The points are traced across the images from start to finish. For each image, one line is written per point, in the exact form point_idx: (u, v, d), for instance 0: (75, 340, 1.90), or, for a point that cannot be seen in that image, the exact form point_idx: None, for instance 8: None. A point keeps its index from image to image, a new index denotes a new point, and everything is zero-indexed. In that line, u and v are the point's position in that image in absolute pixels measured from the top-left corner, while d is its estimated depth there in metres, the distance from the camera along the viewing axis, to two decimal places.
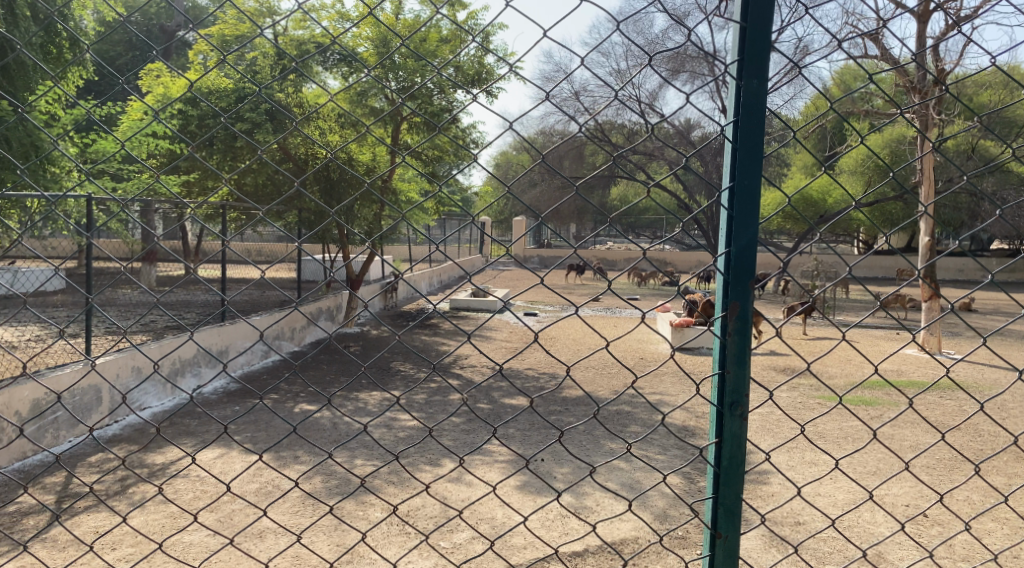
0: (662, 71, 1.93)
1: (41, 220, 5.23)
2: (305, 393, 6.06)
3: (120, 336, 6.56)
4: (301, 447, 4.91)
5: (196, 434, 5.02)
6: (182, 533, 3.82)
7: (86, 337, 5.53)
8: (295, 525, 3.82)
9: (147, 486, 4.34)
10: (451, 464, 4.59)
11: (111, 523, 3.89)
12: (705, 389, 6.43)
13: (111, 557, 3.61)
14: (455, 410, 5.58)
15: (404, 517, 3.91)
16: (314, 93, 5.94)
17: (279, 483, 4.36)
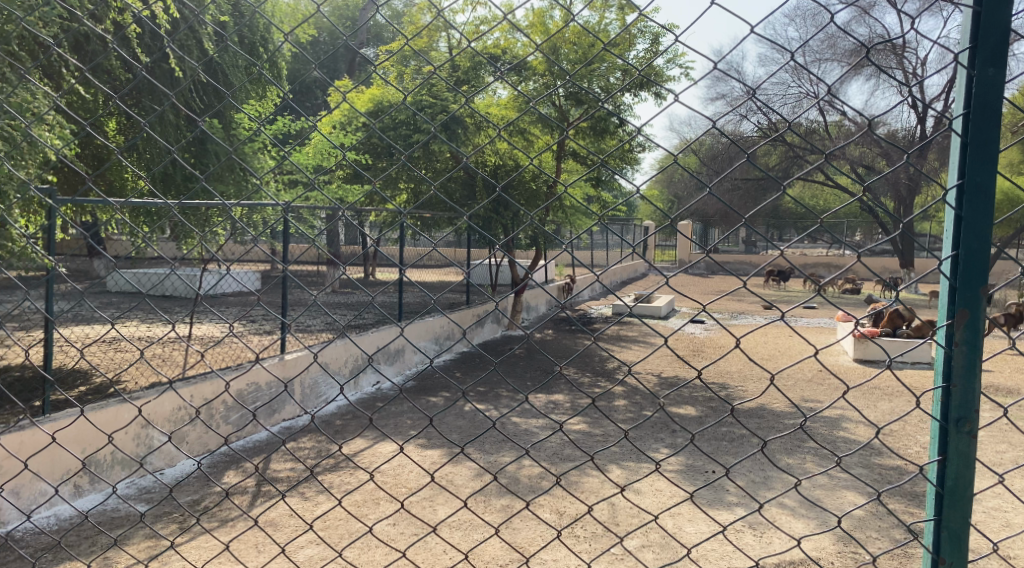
0: (864, 66, 1.82)
1: (240, 228, 5.72)
2: (476, 393, 6.28)
3: (308, 334, 7.10)
4: (472, 446, 5.11)
5: (375, 428, 5.35)
6: (366, 519, 4.06)
7: (280, 335, 6.05)
8: (468, 522, 3.97)
9: (333, 474, 4.66)
10: (619, 471, 4.59)
11: (302, 508, 4.20)
12: (913, 407, 5.93)
13: (305, 539, 3.90)
14: (622, 416, 5.60)
15: (574, 521, 3.96)
16: (485, 101, 6.09)
17: (452, 479, 4.56)
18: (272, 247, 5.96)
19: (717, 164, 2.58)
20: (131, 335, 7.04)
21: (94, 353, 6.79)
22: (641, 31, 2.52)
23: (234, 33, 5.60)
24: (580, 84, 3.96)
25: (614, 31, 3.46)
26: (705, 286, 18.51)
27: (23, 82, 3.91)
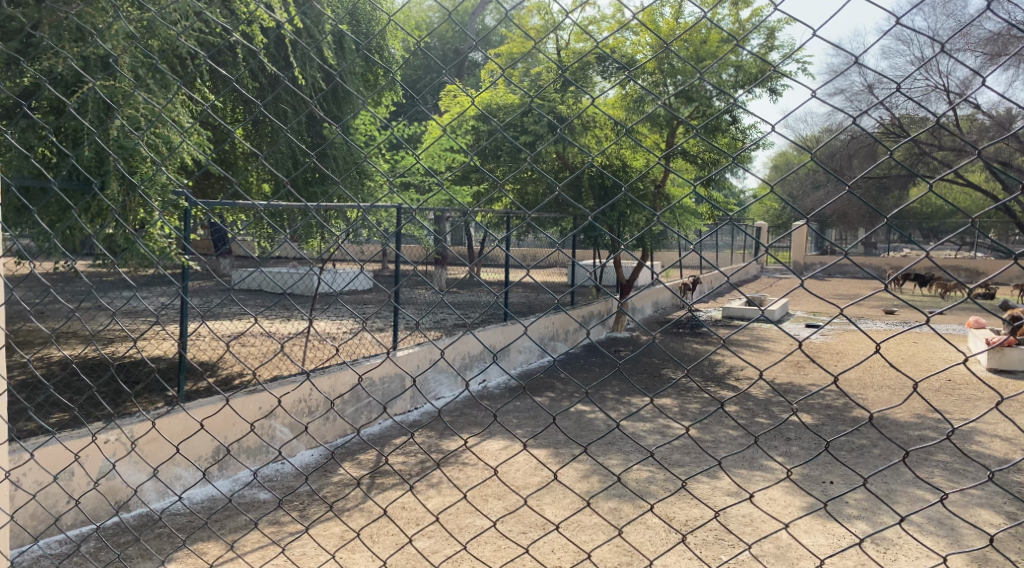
0: (985, 58, 1.71)
1: (357, 228, 5.94)
2: (582, 395, 6.29)
3: (417, 333, 7.32)
4: (577, 446, 5.14)
5: (483, 425, 5.46)
6: (474, 516, 4.14)
7: (391, 333, 6.27)
8: (574, 522, 3.99)
9: (442, 469, 4.78)
10: (729, 477, 4.50)
11: (413, 500, 4.33)
12: None
13: (417, 530, 4.02)
14: (732, 422, 5.48)
15: (682, 526, 3.90)
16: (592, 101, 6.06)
17: (558, 479, 4.59)
18: (385, 247, 6.17)
19: (837, 160, 2.49)
20: (255, 330, 7.48)
21: (222, 347, 7.23)
22: (758, 29, 2.46)
23: (349, 43, 5.82)
24: (690, 83, 3.90)
25: (725, 31, 3.39)
26: (819, 290, 17.83)
27: (163, 93, 4.22)
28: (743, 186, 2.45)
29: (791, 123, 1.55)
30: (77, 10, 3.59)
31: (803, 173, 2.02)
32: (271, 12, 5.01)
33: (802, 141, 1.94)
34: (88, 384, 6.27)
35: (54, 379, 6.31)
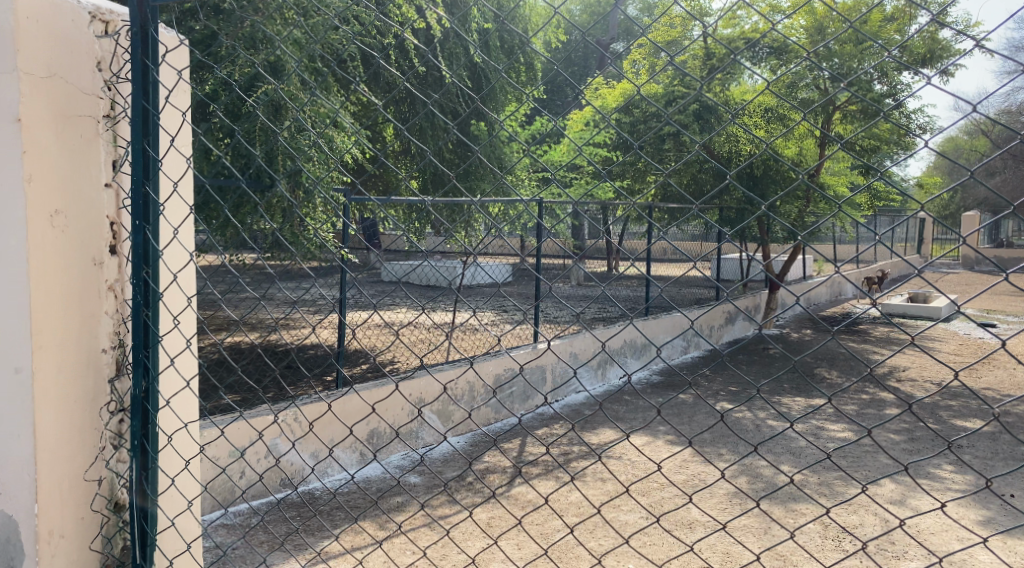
0: None
1: (499, 222, 6.04)
2: (727, 392, 6.15)
3: (557, 327, 7.40)
4: (724, 446, 5.03)
5: (626, 421, 5.44)
6: (619, 510, 4.16)
7: (533, 326, 6.37)
8: (724, 522, 3.91)
9: (586, 462, 4.82)
10: (893, 485, 4.26)
11: (558, 492, 4.39)
12: None
13: (562, 522, 4.08)
14: (895, 427, 5.17)
15: (841, 533, 3.74)
16: (739, 90, 5.87)
17: (705, 478, 4.52)
18: (528, 241, 6.27)
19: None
20: (405, 321, 7.83)
21: (374, 337, 7.62)
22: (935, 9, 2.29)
23: (493, 40, 5.95)
24: (846, 67, 3.69)
25: (886, 9, 3.20)
26: (988, 287, 16.45)
27: (325, 95, 4.49)
28: (916, 177, 2.30)
29: (971, 107, 1.39)
30: (255, 21, 3.90)
31: (978, 162, 1.85)
32: (422, 13, 5.22)
33: (977, 127, 1.76)
34: (254, 369, 6.78)
35: (225, 363, 6.87)
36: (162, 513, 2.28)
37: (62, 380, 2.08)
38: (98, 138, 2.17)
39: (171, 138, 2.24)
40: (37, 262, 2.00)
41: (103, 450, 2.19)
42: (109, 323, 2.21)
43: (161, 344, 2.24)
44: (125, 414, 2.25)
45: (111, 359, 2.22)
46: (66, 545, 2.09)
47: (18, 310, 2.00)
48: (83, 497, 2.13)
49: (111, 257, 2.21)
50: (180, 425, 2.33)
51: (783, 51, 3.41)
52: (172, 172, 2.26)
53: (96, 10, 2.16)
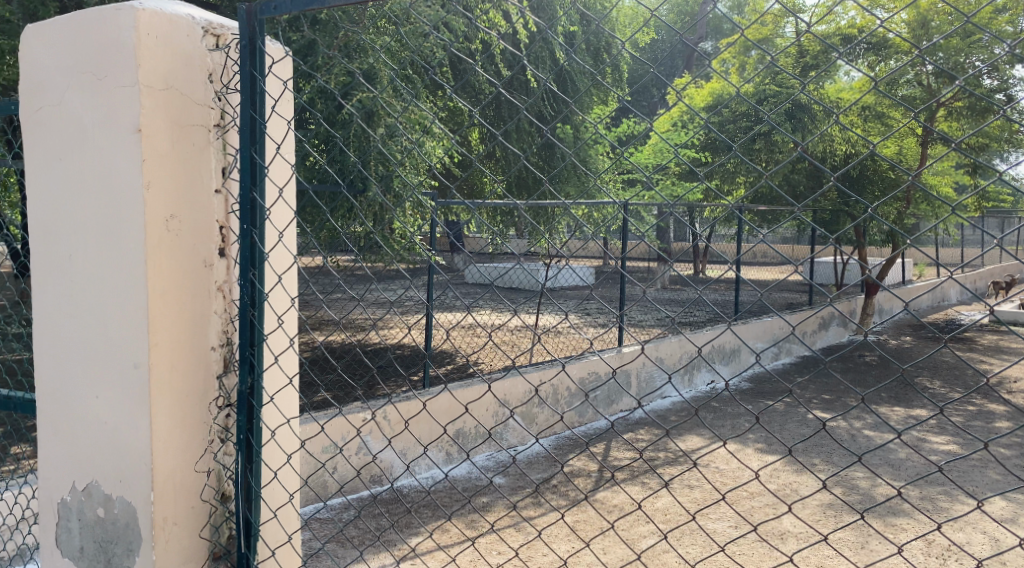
0: None
1: (585, 225, 6.05)
2: (820, 400, 5.96)
3: (642, 331, 7.34)
4: (818, 456, 4.89)
5: (714, 428, 5.36)
6: (708, 519, 4.10)
7: (618, 330, 6.35)
8: (818, 534, 3.81)
9: (673, 468, 4.78)
10: (1002, 503, 4.05)
11: (644, 498, 4.37)
12: None
13: (648, 529, 4.06)
14: (1004, 441, 4.91)
15: (945, 551, 3.58)
16: (834, 88, 5.68)
17: (798, 488, 4.41)
18: (613, 245, 6.25)
19: None
20: (491, 324, 7.94)
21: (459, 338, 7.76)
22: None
23: (579, 42, 5.96)
24: (953, 63, 3.53)
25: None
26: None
27: (418, 100, 4.61)
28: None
29: None
30: (354, 30, 4.05)
31: None
32: (511, 17, 5.29)
33: None
34: (345, 369, 7.00)
35: (317, 362, 7.12)
36: (265, 505, 2.38)
37: (175, 375, 2.19)
38: (209, 146, 2.28)
39: (276, 145, 2.33)
40: (153, 264, 2.12)
41: (212, 443, 2.30)
42: (218, 323, 2.32)
43: (265, 343, 2.33)
44: (231, 409, 2.36)
45: (220, 357, 2.33)
46: (177, 531, 2.20)
47: (138, 309, 2.13)
48: (192, 487, 2.25)
49: (220, 259, 2.32)
50: (283, 420, 2.42)
51: (885, 44, 3.29)
52: (278, 178, 2.36)
53: (209, 25, 2.28)
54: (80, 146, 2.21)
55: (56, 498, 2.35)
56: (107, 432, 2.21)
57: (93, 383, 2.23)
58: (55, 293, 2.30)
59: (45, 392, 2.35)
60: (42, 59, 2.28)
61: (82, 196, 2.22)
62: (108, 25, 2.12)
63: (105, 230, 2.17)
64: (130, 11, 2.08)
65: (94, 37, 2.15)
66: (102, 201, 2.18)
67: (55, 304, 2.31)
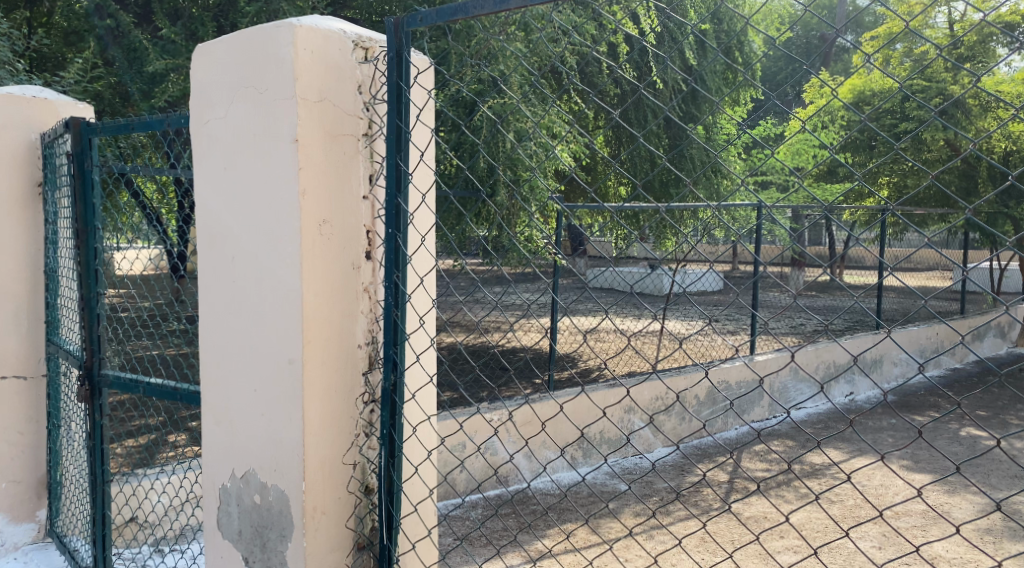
0: None
1: (717, 228, 5.93)
2: (972, 417, 5.60)
3: (774, 339, 7.13)
4: (970, 478, 4.61)
5: (853, 442, 5.15)
6: (848, 538, 3.96)
7: (749, 337, 6.20)
8: (972, 562, 3.61)
9: (809, 482, 4.64)
10: None
11: (778, 514, 4.27)
12: None
13: (783, 545, 3.97)
14: None
15: None
16: (996, 81, 5.28)
17: (947, 511, 4.18)
18: (747, 249, 6.10)
19: None
20: (617, 327, 7.95)
21: (584, 342, 7.80)
22: None
23: (712, 43, 5.84)
24: None
25: None
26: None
27: (551, 108, 4.69)
28: None
29: None
30: (492, 41, 4.17)
31: None
32: (641, 19, 5.26)
33: None
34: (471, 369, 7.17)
35: (444, 362, 7.33)
36: (407, 498, 2.48)
37: (326, 371, 2.31)
38: (358, 155, 2.40)
39: (420, 152, 2.42)
40: (307, 266, 2.24)
41: (357, 437, 2.42)
42: (364, 322, 2.43)
43: (408, 342, 2.42)
44: (375, 405, 2.47)
45: (365, 354, 2.44)
46: (326, 520, 2.31)
47: (293, 308, 2.26)
48: (340, 478, 2.37)
49: (367, 262, 2.43)
50: (424, 417, 2.51)
51: None
52: (421, 185, 2.45)
53: (358, 38, 2.39)
54: (242, 156, 2.38)
55: (218, 483, 2.54)
56: (263, 424, 2.36)
57: (251, 377, 2.39)
58: (219, 293, 2.49)
59: (209, 384, 2.55)
60: (209, 78, 2.47)
61: (244, 202, 2.38)
62: (269, 42, 2.27)
63: (265, 234, 2.32)
64: (289, 29, 2.22)
65: (256, 54, 2.31)
66: (262, 207, 2.33)
67: (219, 303, 2.49)
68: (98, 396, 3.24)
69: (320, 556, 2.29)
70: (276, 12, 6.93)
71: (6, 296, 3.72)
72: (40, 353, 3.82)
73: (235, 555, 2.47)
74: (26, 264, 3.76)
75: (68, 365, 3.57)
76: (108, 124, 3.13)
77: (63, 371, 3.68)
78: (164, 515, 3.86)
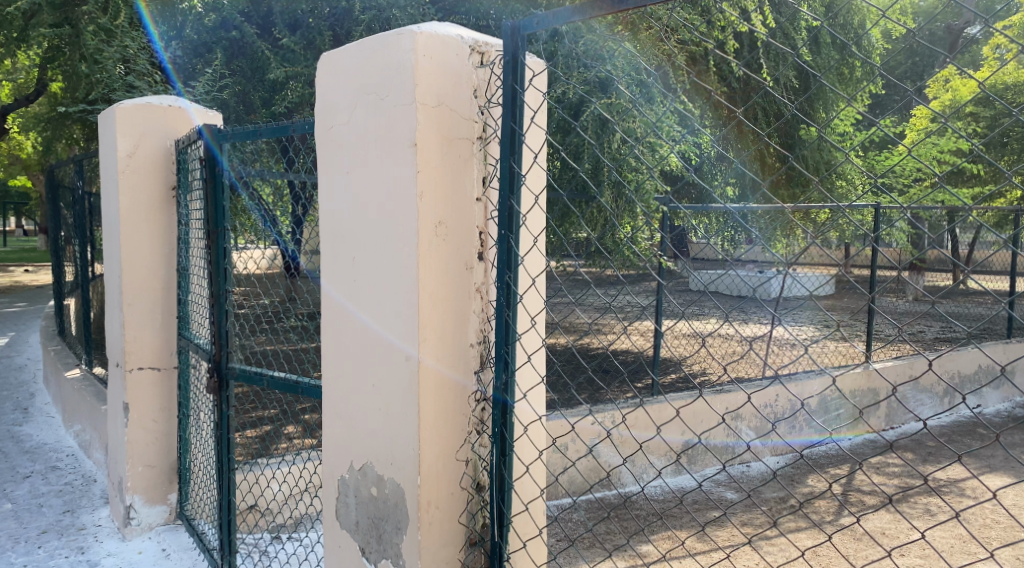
0: None
1: (831, 230, 5.74)
2: None
3: (889, 346, 6.85)
4: None
5: (979, 457, 4.91)
6: (977, 559, 3.80)
7: (865, 343, 5.98)
8: None
9: (931, 498, 4.46)
10: None
11: (898, 529, 4.13)
12: None
13: (904, 563, 3.85)
14: None
15: None
16: None
17: None
18: (863, 252, 5.88)
19: None
20: (721, 331, 7.83)
21: (686, 345, 7.72)
22: None
23: (826, 39, 5.65)
24: None
25: None
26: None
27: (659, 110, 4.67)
28: None
29: None
30: (604, 46, 4.19)
31: None
32: (753, 16, 5.15)
33: None
34: (577, 371, 7.24)
35: (552, 362, 7.43)
36: (517, 496, 2.50)
37: (441, 369, 2.37)
38: (472, 157, 2.44)
39: (534, 155, 2.44)
40: (423, 266, 2.30)
41: (470, 435, 2.47)
42: (476, 322, 2.47)
43: (520, 343, 2.44)
44: (487, 403, 2.51)
45: (477, 353, 2.48)
46: (439, 515, 2.37)
47: (409, 308, 2.32)
48: (453, 475, 2.42)
49: (480, 262, 2.47)
50: (535, 418, 2.53)
51: None
52: (534, 187, 2.46)
53: (475, 43, 2.43)
54: (363, 161, 2.47)
55: (337, 474, 2.64)
56: (379, 418, 2.44)
57: (369, 374, 2.48)
58: (341, 293, 2.59)
59: (331, 379, 2.66)
60: (334, 84, 2.58)
61: (364, 204, 2.47)
62: (392, 48, 2.34)
63: (384, 234, 2.40)
64: (410, 36, 2.28)
65: (378, 61, 2.39)
66: (381, 209, 2.41)
67: (340, 300, 2.59)
68: (226, 388, 3.43)
69: (433, 550, 2.34)
70: (387, 20, 7.20)
71: (143, 292, 3.99)
72: (173, 346, 4.08)
73: (353, 544, 2.56)
74: (161, 263, 4.03)
75: (198, 358, 3.80)
76: (237, 130, 3.31)
77: (192, 363, 3.92)
78: (283, 504, 4.03)
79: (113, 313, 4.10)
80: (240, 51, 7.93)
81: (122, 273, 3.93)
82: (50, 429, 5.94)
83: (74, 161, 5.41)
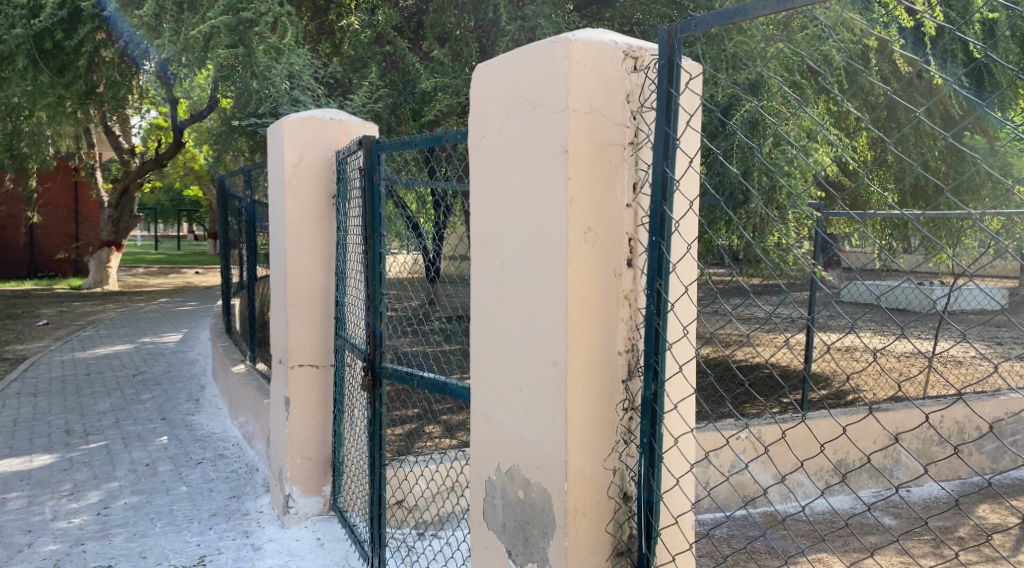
0: None
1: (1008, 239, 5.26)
2: None
3: None
4: None
5: None
6: None
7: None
8: None
9: None
10: None
11: None
12: None
13: None
14: None
15: None
16: None
17: None
18: None
19: None
20: (878, 346, 7.39)
21: (840, 360, 7.34)
22: None
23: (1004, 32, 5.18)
24: None
25: None
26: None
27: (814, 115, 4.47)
28: None
29: None
30: (757, 49, 4.06)
31: None
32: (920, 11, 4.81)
33: None
34: (732, 382, 7.12)
35: (707, 373, 7.36)
36: (666, 508, 2.44)
37: (589, 377, 2.36)
38: (623, 163, 2.41)
39: (687, 159, 2.38)
40: (572, 274, 2.30)
41: (617, 443, 2.44)
42: (625, 329, 2.44)
43: (671, 352, 2.39)
44: (635, 412, 2.47)
45: (625, 361, 2.45)
46: (586, 522, 2.35)
47: (558, 315, 2.33)
48: (601, 482, 2.39)
49: (629, 269, 2.44)
50: (686, 430, 2.46)
51: None
52: (688, 193, 2.40)
53: (629, 48, 2.40)
54: (514, 169, 2.51)
55: (484, 475, 2.69)
56: (527, 422, 2.46)
57: (516, 378, 2.51)
58: (490, 300, 2.64)
59: (480, 385, 2.72)
60: (488, 94, 2.64)
61: (515, 211, 2.51)
62: (546, 57, 2.36)
63: (535, 240, 2.42)
64: (565, 44, 2.30)
65: (532, 70, 2.42)
66: (532, 217, 2.44)
67: (490, 306, 2.65)
68: (379, 386, 3.58)
69: (580, 557, 2.34)
70: (532, 29, 7.28)
71: (303, 294, 4.24)
72: (329, 345, 4.31)
73: (500, 545, 2.60)
74: (319, 267, 4.26)
75: (352, 357, 3.99)
76: (394, 141, 3.45)
77: (347, 362, 4.12)
78: (429, 502, 4.16)
79: (278, 313, 4.38)
80: (392, 64, 8.29)
81: (287, 276, 4.20)
82: (218, 419, 6.43)
83: (244, 170, 5.83)
